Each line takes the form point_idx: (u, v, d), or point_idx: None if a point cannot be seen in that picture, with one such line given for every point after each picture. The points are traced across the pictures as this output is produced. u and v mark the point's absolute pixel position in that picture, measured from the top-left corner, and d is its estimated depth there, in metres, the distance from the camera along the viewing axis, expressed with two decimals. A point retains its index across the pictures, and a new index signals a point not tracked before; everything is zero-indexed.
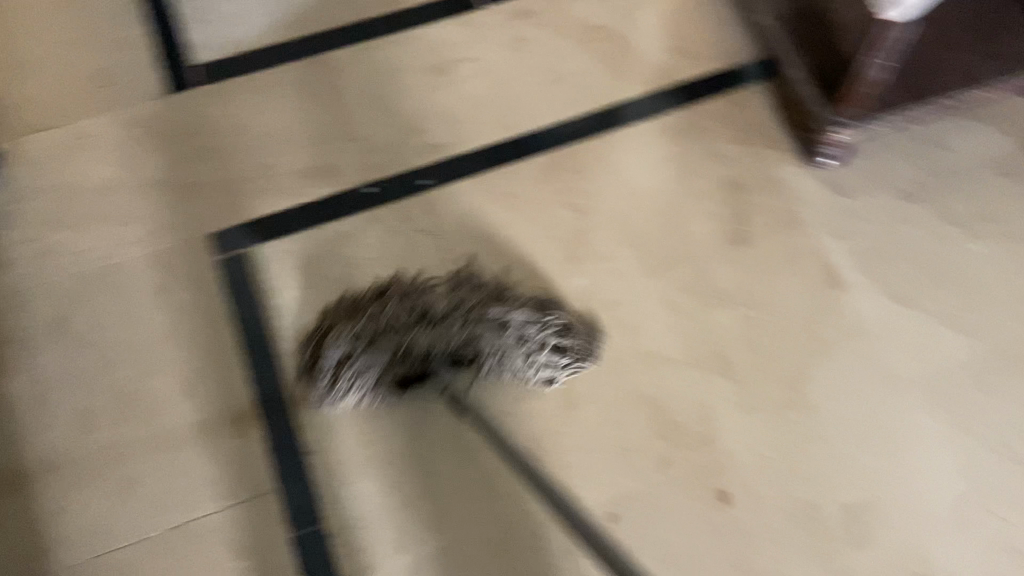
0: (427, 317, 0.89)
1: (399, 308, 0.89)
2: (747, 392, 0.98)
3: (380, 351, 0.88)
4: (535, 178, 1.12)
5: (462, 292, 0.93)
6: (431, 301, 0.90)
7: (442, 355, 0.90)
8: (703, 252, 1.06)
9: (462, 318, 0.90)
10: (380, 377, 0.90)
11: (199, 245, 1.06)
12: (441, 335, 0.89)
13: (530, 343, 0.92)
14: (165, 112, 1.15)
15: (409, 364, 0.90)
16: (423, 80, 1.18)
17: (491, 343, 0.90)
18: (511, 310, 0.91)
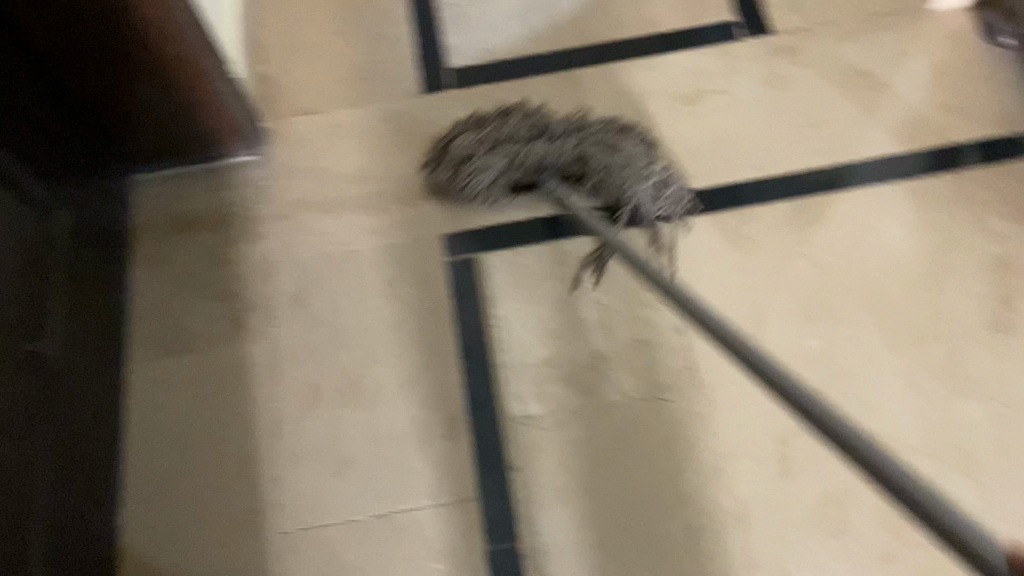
0: (548, 128, 1.06)
1: (524, 122, 1.06)
2: (989, 496, 0.90)
3: (509, 136, 1.05)
4: (778, 226, 1.06)
5: (584, 125, 1.06)
6: (551, 124, 1.06)
7: (550, 163, 1.04)
8: (958, 332, 0.98)
9: (578, 141, 1.04)
10: (503, 173, 1.05)
11: (432, 244, 1.09)
12: (554, 145, 1.04)
13: (634, 167, 1.02)
14: (415, 110, 1.19)
15: (527, 162, 1.04)
16: (671, 106, 1.15)
17: (600, 154, 1.03)
18: (619, 143, 1.04)
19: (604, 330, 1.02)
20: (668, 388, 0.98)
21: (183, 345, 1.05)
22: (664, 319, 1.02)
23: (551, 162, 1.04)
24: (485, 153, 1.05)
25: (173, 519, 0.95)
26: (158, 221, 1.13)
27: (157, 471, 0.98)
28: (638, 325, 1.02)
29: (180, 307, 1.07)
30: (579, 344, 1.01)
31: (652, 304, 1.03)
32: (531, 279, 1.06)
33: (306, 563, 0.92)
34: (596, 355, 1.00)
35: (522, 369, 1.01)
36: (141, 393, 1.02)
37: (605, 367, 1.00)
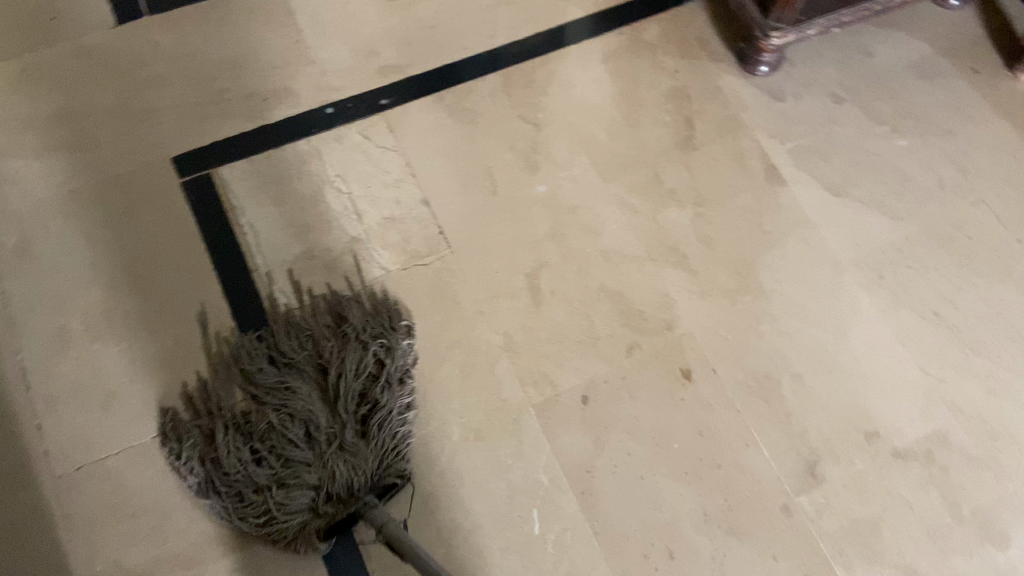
0: (331, 449, 0.87)
1: (288, 429, 0.88)
2: (703, 280, 1.05)
3: (296, 468, 0.86)
4: (494, 95, 1.16)
5: (335, 386, 0.91)
6: (306, 449, 0.87)
7: (365, 482, 0.87)
8: (655, 156, 1.12)
9: (356, 420, 0.89)
10: (319, 505, 0.86)
11: (162, 167, 1.06)
12: (369, 465, 0.87)
13: (406, 420, 0.92)
14: (113, 41, 1.13)
15: (340, 488, 0.86)
16: (377, 3, 1.20)
17: (393, 433, 0.90)
18: (391, 386, 0.92)
19: (354, 216, 1.06)
20: (422, 255, 1.05)
21: None
22: (408, 195, 1.08)
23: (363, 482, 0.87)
24: (283, 485, 0.86)
25: None
26: None
27: None
28: (383, 205, 1.07)
29: None
30: (330, 232, 1.05)
31: (393, 185, 1.09)
32: (272, 183, 1.07)
33: (90, 500, 0.89)
34: (350, 240, 1.05)
35: (279, 267, 1.02)
36: None
37: (360, 249, 1.04)
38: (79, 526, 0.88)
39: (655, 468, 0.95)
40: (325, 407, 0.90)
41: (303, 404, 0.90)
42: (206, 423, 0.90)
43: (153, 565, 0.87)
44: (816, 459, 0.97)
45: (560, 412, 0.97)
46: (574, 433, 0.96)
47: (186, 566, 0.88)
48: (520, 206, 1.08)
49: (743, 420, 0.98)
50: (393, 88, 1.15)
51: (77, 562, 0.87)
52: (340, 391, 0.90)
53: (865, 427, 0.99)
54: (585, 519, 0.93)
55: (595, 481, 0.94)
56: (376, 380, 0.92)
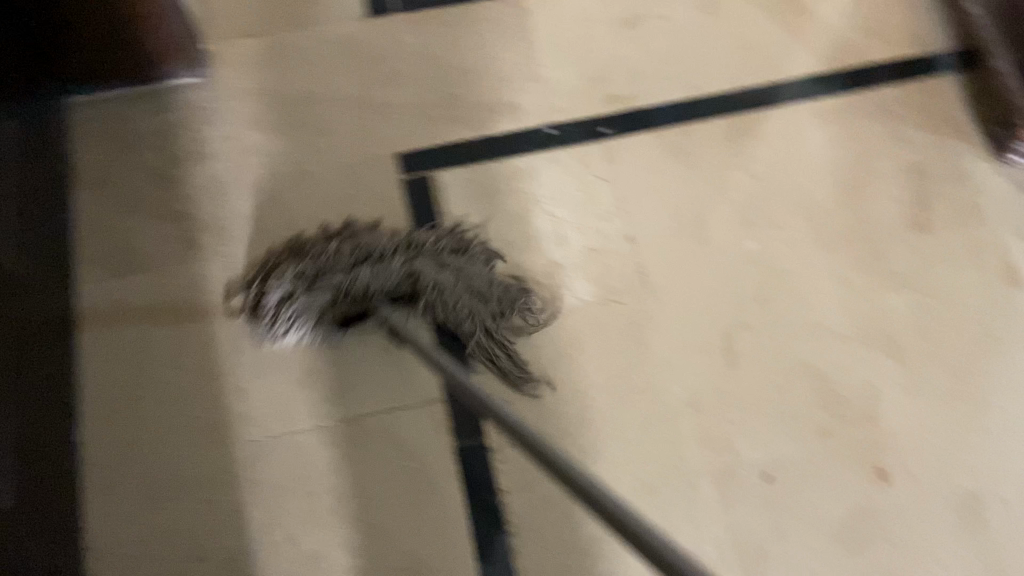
0: (368, 256, 0.94)
1: (367, 247, 0.95)
2: (914, 376, 0.98)
3: (322, 259, 0.93)
4: (718, 141, 1.12)
5: (421, 239, 0.96)
6: (369, 248, 0.95)
7: (373, 289, 0.93)
8: (881, 233, 1.06)
9: (403, 255, 0.96)
10: (333, 296, 0.93)
11: (388, 163, 1.11)
12: (383, 274, 0.93)
13: (460, 291, 0.95)
14: (362, 32, 1.18)
15: (354, 287, 0.93)
16: (612, 29, 1.19)
17: (427, 275, 0.95)
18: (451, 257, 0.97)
19: (559, 241, 1.06)
20: (621, 292, 1.03)
21: (136, 266, 1.03)
22: (614, 229, 1.07)
23: (377, 289, 0.94)
24: (320, 274, 0.93)
25: (136, 435, 0.94)
26: (102, 145, 1.10)
27: (115, 386, 0.96)
28: (590, 235, 1.06)
29: (129, 229, 1.05)
30: (534, 253, 1.05)
31: (604, 216, 1.08)
32: (486, 196, 1.09)
33: (277, 470, 0.93)
34: (552, 265, 1.04)
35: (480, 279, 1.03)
36: (92, 314, 1.00)
37: (560, 275, 1.04)
38: (264, 494, 0.92)
39: (830, 562, 0.92)
40: (388, 240, 0.95)
41: (383, 238, 0.96)
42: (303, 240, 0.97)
43: (323, 547, 0.91)
44: None
45: (739, 484, 0.94)
46: (751, 509, 0.93)
47: (352, 554, 0.91)
48: (730, 260, 1.04)
49: (931, 532, 0.93)
50: (615, 118, 1.14)
51: (257, 529, 0.91)
52: (406, 243, 0.96)
53: None
54: None
55: (764, 562, 0.92)
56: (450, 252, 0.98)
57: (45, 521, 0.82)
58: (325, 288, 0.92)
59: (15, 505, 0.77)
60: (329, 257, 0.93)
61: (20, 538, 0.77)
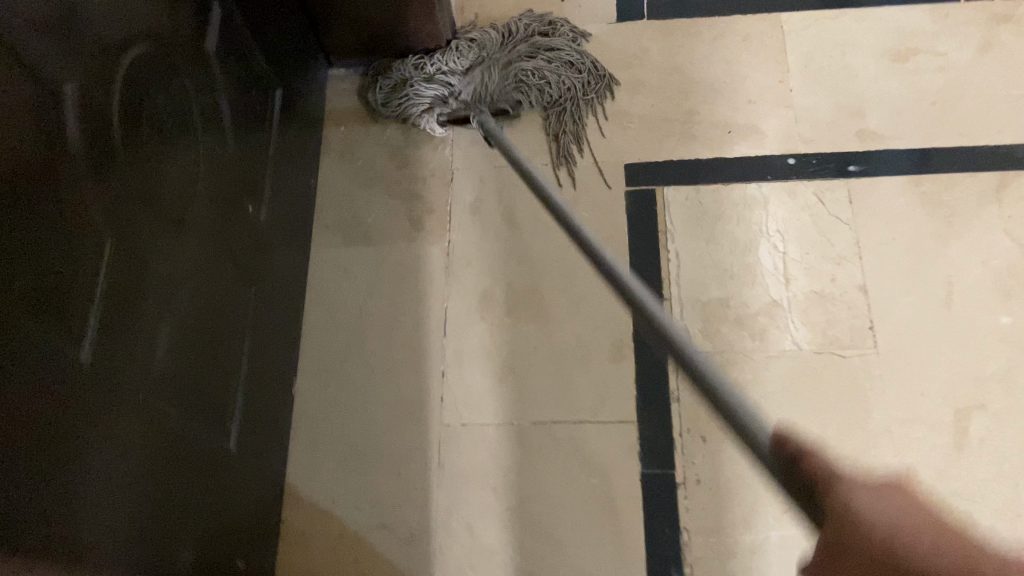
0: (468, 70, 1.14)
1: (472, 47, 1.15)
2: None
3: (444, 77, 1.13)
4: (982, 196, 1.01)
5: (517, 37, 1.17)
6: (476, 43, 1.16)
7: (492, 91, 1.12)
8: None
9: (504, 55, 1.15)
10: (442, 99, 1.12)
11: (615, 171, 1.10)
12: (493, 82, 1.12)
13: (547, 73, 1.14)
14: (608, 39, 1.18)
15: (464, 90, 1.12)
16: (877, 62, 1.11)
17: (523, 68, 1.13)
18: (518, 49, 1.15)
19: (782, 278, 1.00)
20: (844, 344, 0.96)
21: (364, 237, 1.08)
22: (846, 276, 0.99)
23: (480, 97, 1.11)
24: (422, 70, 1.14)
25: (341, 397, 0.99)
26: (351, 119, 1.17)
27: (330, 346, 1.02)
28: (818, 278, 1.00)
29: (362, 200, 1.11)
30: (752, 286, 1.00)
31: (836, 259, 1.00)
32: (711, 218, 1.05)
33: (463, 458, 0.95)
34: (770, 303, 0.99)
35: (692, 304, 1.00)
36: (320, 276, 1.06)
37: (777, 314, 0.98)
38: (448, 478, 0.94)
39: None
40: (465, 49, 1.15)
41: (493, 39, 1.16)
42: None
43: (496, 544, 0.91)
44: None
45: None
46: None
47: (522, 557, 0.90)
48: (976, 330, 0.94)
49: None
50: (866, 156, 1.06)
51: (436, 512, 0.93)
52: (506, 42, 1.17)
53: None
54: None
55: None
56: (533, 52, 1.15)
57: (257, 467, 0.88)
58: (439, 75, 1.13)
59: (236, 445, 0.83)
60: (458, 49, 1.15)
61: (235, 478, 0.82)
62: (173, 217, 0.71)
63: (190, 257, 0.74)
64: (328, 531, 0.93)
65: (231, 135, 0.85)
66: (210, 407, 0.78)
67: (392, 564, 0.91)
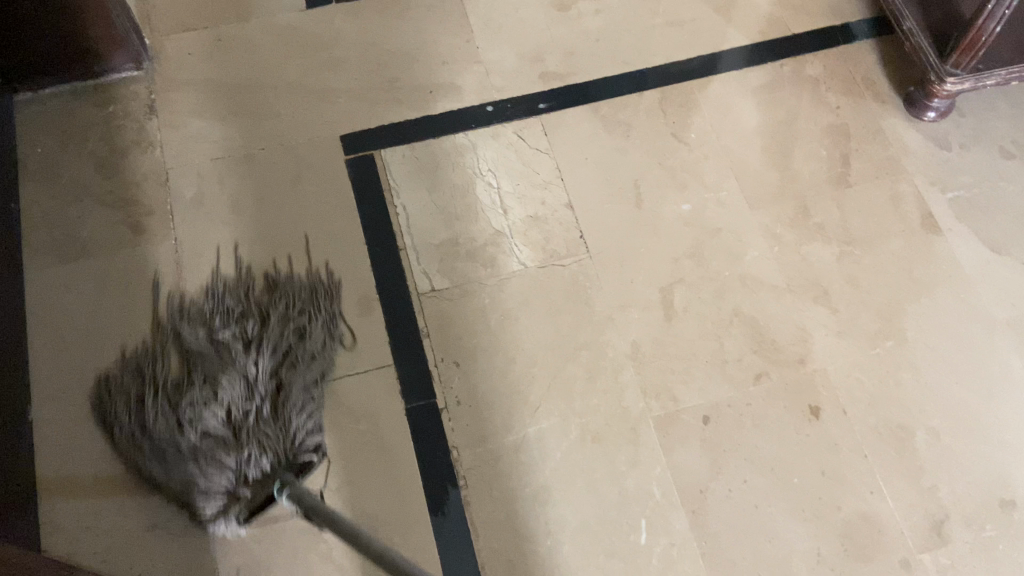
0: (233, 430, 0.88)
1: (209, 389, 0.91)
2: (842, 318, 1.03)
3: (219, 457, 0.86)
4: (650, 110, 1.17)
5: (252, 374, 0.93)
6: (221, 390, 0.91)
7: (287, 440, 0.89)
8: (808, 188, 1.11)
9: (257, 379, 0.93)
10: (237, 485, 0.86)
11: (332, 144, 1.14)
12: (279, 433, 0.89)
13: (311, 378, 0.95)
14: (303, 24, 1.23)
15: (256, 468, 0.86)
16: (545, 13, 1.25)
17: (296, 390, 0.93)
18: (263, 352, 0.94)
19: (500, 211, 1.10)
20: (562, 255, 1.07)
21: (83, 251, 1.04)
22: (553, 197, 1.11)
23: (279, 452, 0.88)
24: (189, 457, 0.87)
25: (86, 412, 0.95)
26: (45, 138, 1.12)
27: (64, 365, 0.97)
28: (530, 204, 1.10)
29: (74, 216, 1.06)
30: (475, 222, 1.09)
31: (542, 185, 1.11)
32: (428, 170, 1.12)
33: None
34: (493, 234, 1.08)
35: (425, 249, 1.06)
36: (40, 300, 1.01)
37: (502, 242, 1.07)
38: None
39: (773, 497, 0.94)
40: (209, 403, 0.90)
41: (230, 368, 0.93)
42: (139, 388, 0.93)
43: (278, 511, 0.92)
44: (944, 519, 0.93)
45: (679, 430, 0.96)
46: (690, 453, 0.95)
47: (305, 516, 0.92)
48: (665, 220, 1.09)
49: (869, 466, 0.96)
50: (552, 93, 1.19)
51: None
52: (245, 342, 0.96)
53: (999, 494, 0.95)
54: (694, 538, 0.92)
55: (707, 503, 0.93)
56: (283, 365, 0.95)
57: None
58: (209, 470, 0.86)
59: None
60: (204, 419, 0.89)
61: None
62: None
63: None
64: (94, 547, 0.89)
65: None
66: None
67: (172, 560, 0.89)
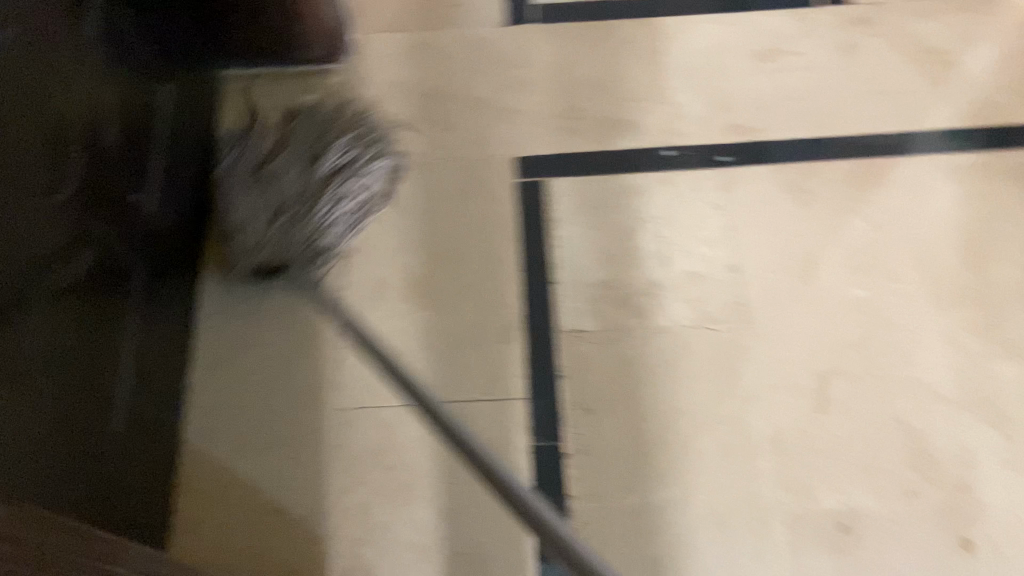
0: (288, 212, 0.98)
1: (287, 177, 1.00)
2: (1016, 449, 0.94)
3: (277, 234, 0.98)
4: (839, 182, 1.10)
5: (319, 170, 1.01)
6: (287, 177, 1.00)
7: (305, 251, 0.99)
8: (1001, 298, 1.01)
9: (327, 176, 1.02)
10: (266, 250, 0.99)
11: (506, 166, 1.14)
12: (289, 227, 0.98)
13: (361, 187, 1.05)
14: (498, 40, 1.24)
15: (288, 240, 0.98)
16: (745, 62, 1.20)
17: (346, 190, 1.03)
18: (339, 156, 1.04)
19: (659, 260, 1.06)
20: (716, 319, 1.02)
21: None
22: (718, 256, 1.06)
23: (267, 244, 0.98)
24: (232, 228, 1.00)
25: (237, 385, 1.01)
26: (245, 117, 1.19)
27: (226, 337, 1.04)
28: (692, 259, 1.06)
29: None
30: (634, 268, 1.06)
31: (709, 241, 1.07)
32: (596, 208, 1.10)
33: (357, 439, 0.97)
34: (651, 284, 1.05)
35: (576, 287, 1.05)
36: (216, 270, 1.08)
37: (656, 294, 1.04)
38: (342, 462, 0.96)
39: None
40: (269, 173, 1.01)
41: (302, 159, 1.02)
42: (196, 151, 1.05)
43: (390, 521, 0.94)
44: None
45: (813, 532, 0.91)
46: (818, 558, 0.90)
47: (415, 531, 0.93)
48: (835, 304, 1.02)
49: None
50: (735, 147, 1.14)
51: (330, 493, 0.95)
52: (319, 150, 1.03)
53: None
54: None
55: None
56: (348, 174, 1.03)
57: (147, 447, 0.89)
58: (258, 242, 0.98)
59: (122, 431, 0.83)
60: (269, 183, 1.00)
61: (122, 461, 0.83)
62: (45, 192, 0.70)
63: (73, 236, 0.74)
64: (221, 518, 0.94)
65: (116, 121, 0.85)
66: (95, 389, 0.78)
67: (284, 546, 0.93)
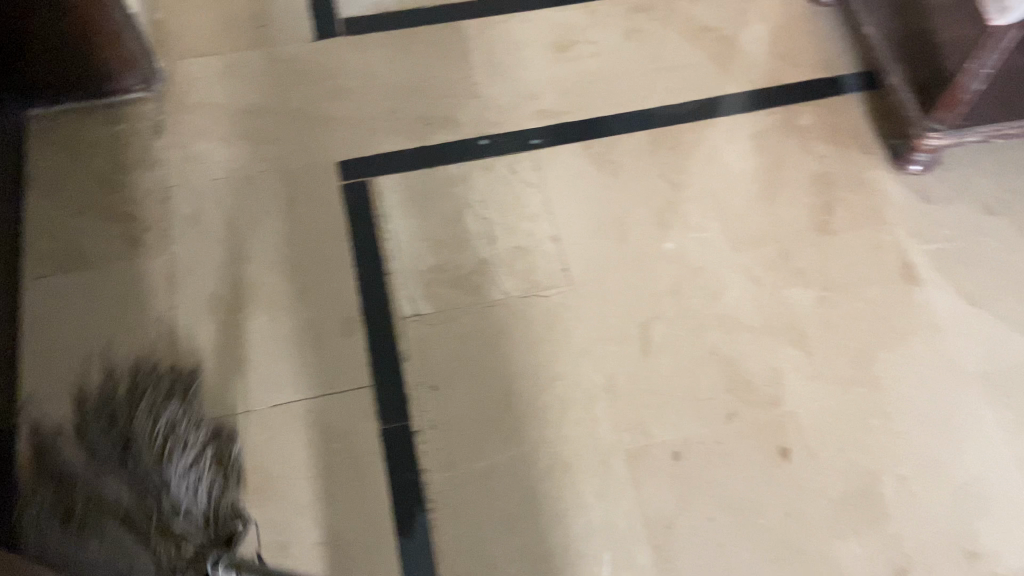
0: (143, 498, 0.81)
1: (119, 455, 0.84)
2: (817, 362, 1.05)
3: (146, 511, 0.80)
4: (639, 151, 1.20)
5: (160, 437, 0.87)
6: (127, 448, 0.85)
7: (189, 490, 0.83)
8: (789, 234, 1.14)
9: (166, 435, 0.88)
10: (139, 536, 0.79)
11: (329, 170, 1.17)
12: (171, 482, 0.83)
13: (202, 447, 0.90)
14: (309, 54, 1.28)
15: (169, 497, 0.82)
16: (544, 54, 1.29)
17: (193, 443, 0.89)
18: (172, 418, 0.90)
19: (485, 239, 1.12)
20: (544, 286, 1.09)
21: (82, 262, 1.08)
22: (539, 229, 1.13)
23: (146, 510, 0.80)
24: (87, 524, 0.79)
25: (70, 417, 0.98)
26: (54, 151, 1.16)
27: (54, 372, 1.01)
28: (516, 234, 1.12)
29: (73, 229, 1.10)
30: (462, 250, 1.11)
31: (530, 217, 1.14)
32: (420, 199, 1.15)
33: None
34: (480, 262, 1.10)
35: (409, 274, 1.09)
36: (37, 308, 1.05)
37: (486, 271, 1.09)
38: None
39: (732, 535, 0.95)
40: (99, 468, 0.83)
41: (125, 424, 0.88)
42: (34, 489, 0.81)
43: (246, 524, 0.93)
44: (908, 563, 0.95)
45: (651, 464, 0.98)
46: (658, 487, 0.97)
47: (274, 530, 0.93)
48: (648, 258, 1.11)
49: (831, 511, 0.97)
50: (545, 130, 1.22)
51: None
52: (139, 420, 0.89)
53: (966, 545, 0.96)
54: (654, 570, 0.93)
55: (672, 538, 0.95)
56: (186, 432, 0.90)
57: None
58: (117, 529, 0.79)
59: None
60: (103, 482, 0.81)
61: None
62: None
63: None
64: None
65: None
66: None
67: None
